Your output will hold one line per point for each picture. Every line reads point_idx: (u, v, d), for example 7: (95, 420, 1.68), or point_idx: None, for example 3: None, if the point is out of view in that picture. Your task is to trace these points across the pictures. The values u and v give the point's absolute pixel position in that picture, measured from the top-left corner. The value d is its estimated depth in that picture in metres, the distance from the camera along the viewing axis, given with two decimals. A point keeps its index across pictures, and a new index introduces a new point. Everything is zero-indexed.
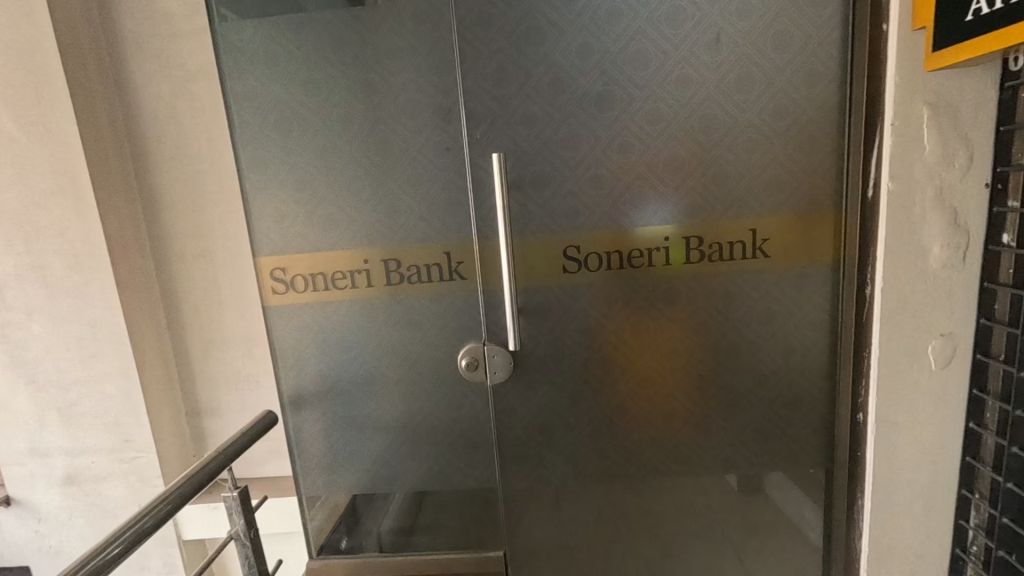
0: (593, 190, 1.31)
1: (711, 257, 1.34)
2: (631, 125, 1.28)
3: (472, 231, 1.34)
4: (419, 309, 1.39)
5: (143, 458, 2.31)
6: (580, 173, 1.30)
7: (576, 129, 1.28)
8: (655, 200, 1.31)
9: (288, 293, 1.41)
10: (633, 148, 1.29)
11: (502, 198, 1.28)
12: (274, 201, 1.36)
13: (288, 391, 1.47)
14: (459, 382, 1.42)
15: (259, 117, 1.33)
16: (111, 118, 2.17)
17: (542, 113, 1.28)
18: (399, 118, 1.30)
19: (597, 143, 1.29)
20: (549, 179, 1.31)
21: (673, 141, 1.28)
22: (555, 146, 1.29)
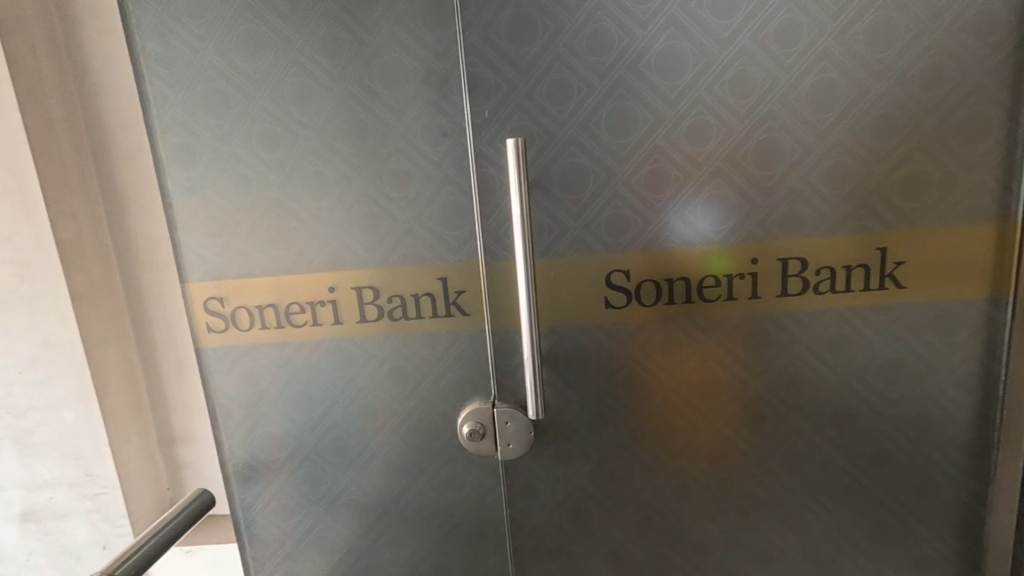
0: (652, 194, 0.92)
1: (818, 288, 0.93)
2: (708, 99, 0.88)
3: (477, 249, 0.96)
4: (405, 355, 1.02)
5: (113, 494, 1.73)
6: (631, 169, 0.91)
7: (627, 107, 0.89)
8: (741, 207, 0.91)
9: (229, 331, 1.04)
10: (710, 133, 0.89)
11: (522, 205, 0.86)
12: (207, 207, 0.99)
13: (233, 459, 1.10)
14: (459, 454, 1.04)
15: (182, 90, 0.95)
16: (56, 58, 1.63)
17: (578, 81, 0.89)
18: (375, 91, 0.92)
19: (657, 124, 0.89)
20: (587, 177, 0.92)
21: (769, 122, 0.88)
22: (595, 129, 0.90)
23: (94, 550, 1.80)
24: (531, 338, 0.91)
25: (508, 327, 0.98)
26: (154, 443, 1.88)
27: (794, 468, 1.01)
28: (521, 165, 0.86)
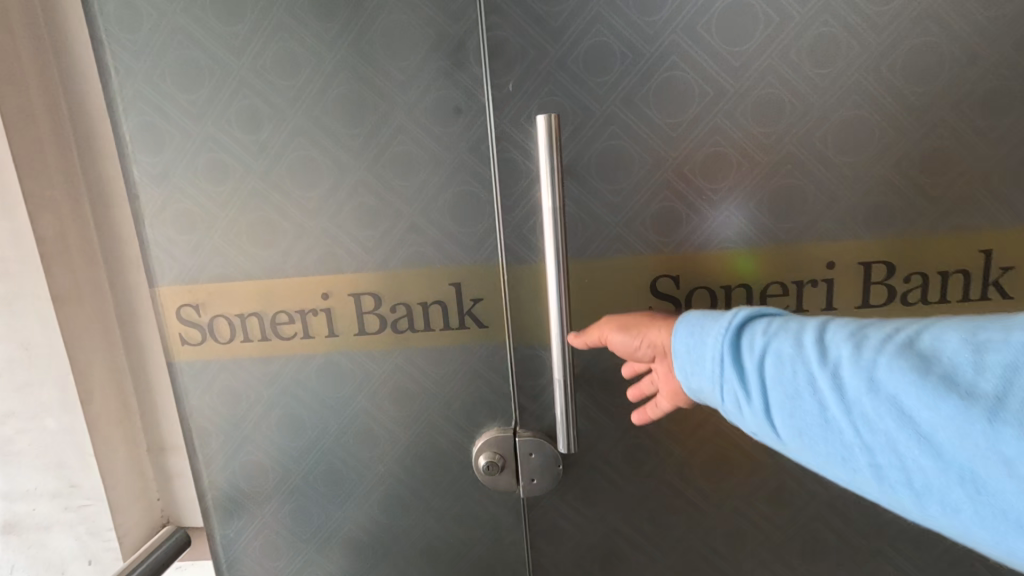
0: (709, 185, 0.76)
1: (908, 298, 0.77)
2: (780, 69, 0.72)
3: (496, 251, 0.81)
4: (410, 374, 0.87)
5: (101, 509, 1.36)
6: (685, 154, 0.75)
7: (681, 80, 0.73)
8: (817, 201, 0.76)
9: (206, 343, 0.89)
10: (781, 110, 0.73)
11: (554, 198, 0.72)
12: (179, 199, 0.84)
13: (212, 491, 0.95)
14: (473, 489, 0.90)
15: (146, 57, 0.79)
16: None
17: (622, 48, 0.73)
18: (376, 61, 0.77)
19: (718, 101, 0.74)
20: (632, 165, 0.76)
21: (854, 96, 0.72)
22: (641, 107, 0.74)
23: (76, 565, 1.43)
24: (561, 356, 0.77)
25: (533, 343, 0.83)
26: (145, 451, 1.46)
27: (867, 510, 0.86)
28: (554, 149, 0.71)
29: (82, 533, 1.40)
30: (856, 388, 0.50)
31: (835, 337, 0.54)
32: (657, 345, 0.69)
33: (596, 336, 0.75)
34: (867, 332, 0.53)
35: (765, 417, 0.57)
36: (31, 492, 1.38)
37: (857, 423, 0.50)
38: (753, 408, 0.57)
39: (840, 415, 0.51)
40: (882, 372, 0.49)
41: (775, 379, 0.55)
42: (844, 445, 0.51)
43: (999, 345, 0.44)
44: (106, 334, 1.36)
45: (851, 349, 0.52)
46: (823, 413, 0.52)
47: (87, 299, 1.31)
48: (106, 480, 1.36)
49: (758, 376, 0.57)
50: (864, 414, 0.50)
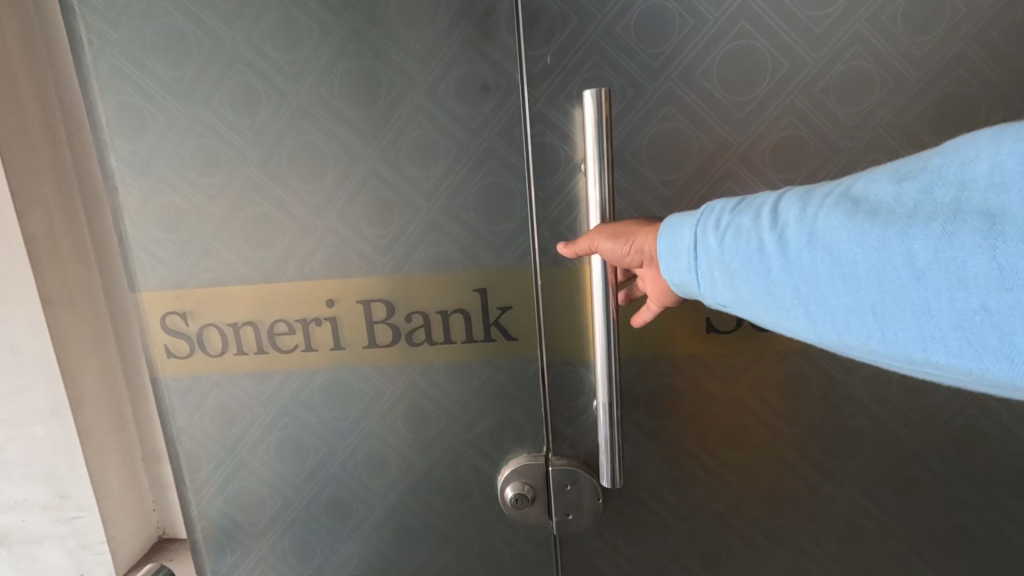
0: (780, 176, 0.65)
1: None
2: (870, 36, 0.61)
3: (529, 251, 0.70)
4: (428, 393, 0.76)
5: (93, 522, 0.98)
6: (752, 140, 0.65)
7: (750, 51, 0.63)
8: None
9: (195, 356, 0.78)
10: (870, 88, 0.62)
11: (601, 189, 0.63)
12: (163, 191, 0.73)
13: (202, 520, 0.85)
14: (498, 523, 0.79)
15: (124, 27, 0.69)
16: None
17: (681, 14, 0.62)
18: (391, 31, 0.66)
19: (794, 77, 0.63)
20: (690, 152, 0.65)
21: (958, 70, 0.61)
22: (701, 84, 0.64)
23: None
24: (606, 374, 0.66)
25: (570, 359, 0.72)
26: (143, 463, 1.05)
27: (953, 554, 0.74)
28: (603, 133, 0.63)
29: (75, 548, 1.00)
30: (803, 245, 0.44)
31: (786, 203, 0.47)
32: (647, 253, 0.58)
33: (586, 244, 0.63)
34: (817, 189, 0.46)
35: (725, 296, 0.50)
36: (24, 499, 0.97)
37: (808, 283, 0.44)
38: (718, 290, 0.50)
39: (795, 279, 0.45)
40: (833, 236, 0.42)
41: (733, 256, 0.48)
42: (796, 305, 0.45)
43: (931, 175, 0.39)
44: (101, 339, 0.98)
45: (800, 209, 0.45)
46: (777, 277, 0.46)
47: (82, 295, 0.94)
48: (96, 487, 0.97)
49: (719, 254, 0.49)
50: (816, 279, 0.44)
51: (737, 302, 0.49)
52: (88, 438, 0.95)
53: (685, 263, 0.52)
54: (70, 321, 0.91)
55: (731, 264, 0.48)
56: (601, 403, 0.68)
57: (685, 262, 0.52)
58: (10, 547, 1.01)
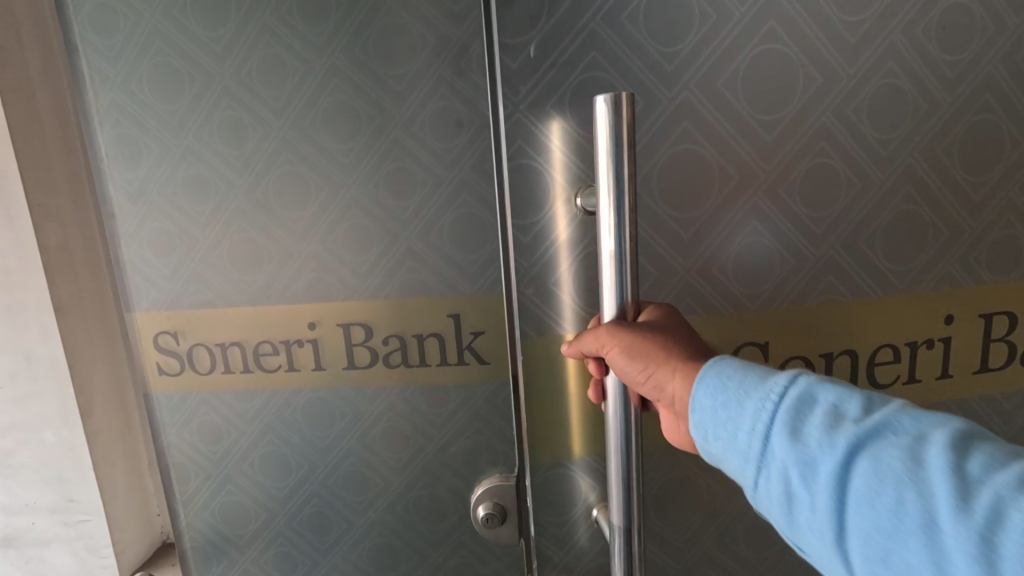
0: (808, 213, 0.73)
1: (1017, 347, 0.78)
2: (903, 49, 0.68)
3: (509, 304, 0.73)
4: (405, 414, 0.78)
5: (100, 526, 0.99)
6: (781, 168, 0.71)
7: (775, 54, 0.68)
8: (939, 233, 0.74)
9: (184, 373, 0.81)
10: (904, 111, 0.70)
11: (617, 212, 0.58)
12: (156, 217, 0.77)
13: (190, 532, 0.88)
14: (472, 542, 0.81)
15: (123, 64, 0.73)
16: None
17: (706, 11, 0.67)
18: (370, 68, 0.69)
19: (827, 94, 0.69)
20: (727, 176, 0.71)
21: (985, 96, 0.70)
22: (735, 105, 0.69)
23: None
24: (622, 477, 0.64)
25: (546, 390, 0.76)
26: (145, 470, 1.07)
27: None
28: (622, 144, 0.56)
29: (81, 552, 1.01)
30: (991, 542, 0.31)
31: (964, 464, 0.35)
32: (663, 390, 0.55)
33: (589, 344, 0.61)
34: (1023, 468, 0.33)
35: (842, 552, 0.38)
36: (33, 503, 0.98)
37: None
38: (827, 533, 0.39)
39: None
40: None
41: (867, 510, 0.37)
42: None
43: None
44: (112, 347, 1.00)
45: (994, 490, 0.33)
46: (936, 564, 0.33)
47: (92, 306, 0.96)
48: (104, 491, 0.98)
49: (852, 500, 0.37)
50: None
51: (827, 540, 0.39)
52: (96, 445, 0.97)
53: (741, 453, 0.44)
54: (80, 330, 0.93)
55: (835, 496, 0.38)
56: (618, 526, 0.66)
57: (739, 453, 0.44)
58: (18, 549, 1.01)
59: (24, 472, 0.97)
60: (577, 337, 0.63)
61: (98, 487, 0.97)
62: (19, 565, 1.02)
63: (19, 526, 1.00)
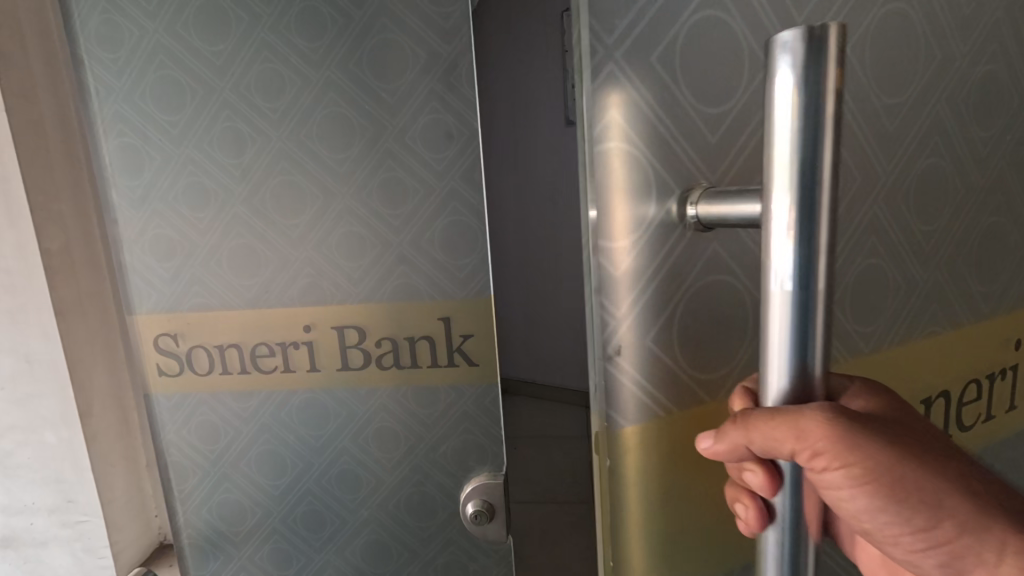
0: (920, 221, 0.74)
1: None
2: (1001, 40, 0.76)
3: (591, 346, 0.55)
4: (396, 415, 0.81)
5: (97, 527, 1.01)
6: (905, 166, 0.71)
7: (902, 26, 0.66)
8: (1011, 236, 0.85)
9: (183, 374, 0.84)
10: (993, 109, 0.78)
11: (806, 213, 0.37)
12: (158, 224, 0.80)
13: (187, 529, 0.90)
14: (461, 538, 0.83)
15: (127, 76, 0.76)
16: None
17: None
18: (363, 81, 0.72)
19: (938, 85, 0.72)
20: (853, 176, 0.67)
21: None
22: (864, 82, 0.65)
23: None
24: None
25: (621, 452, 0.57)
26: (142, 469, 1.09)
27: None
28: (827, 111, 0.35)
29: (79, 553, 1.03)
30: None
31: None
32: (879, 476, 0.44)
33: (782, 439, 0.41)
34: None
35: None
36: (31, 503, 1.00)
37: None
38: None
39: None
40: None
41: None
42: None
43: None
44: (111, 348, 1.03)
45: None
46: None
47: (92, 309, 0.99)
48: (102, 492, 1.01)
49: None
50: None
51: None
52: (94, 445, 0.99)
53: None
54: (80, 332, 0.96)
55: None
56: None
57: None
58: (17, 549, 1.03)
59: (23, 472, 0.98)
60: (745, 424, 0.43)
61: (95, 487, 1.00)
62: (18, 565, 1.04)
63: (17, 527, 1.01)
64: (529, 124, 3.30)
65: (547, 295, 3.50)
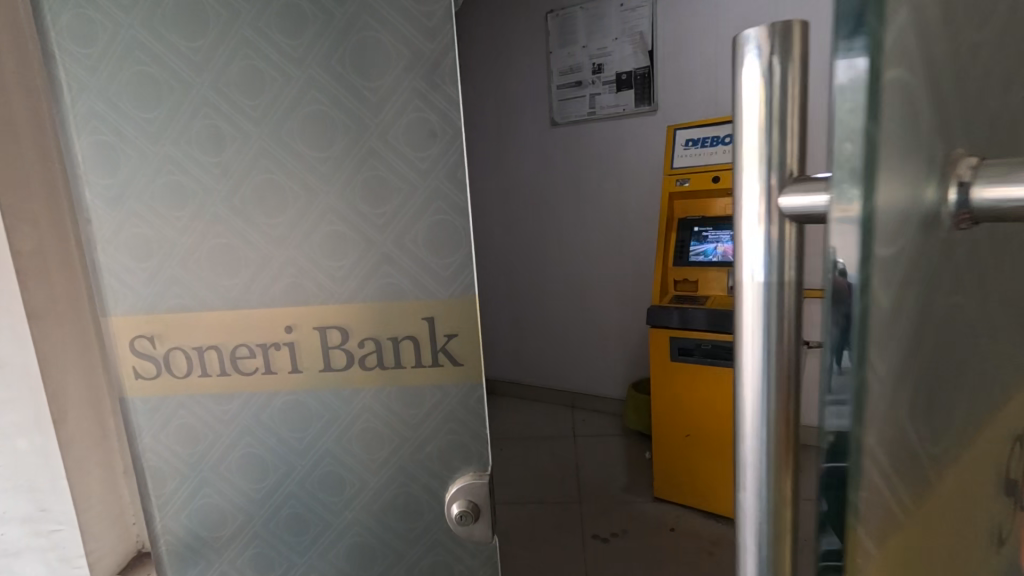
0: None
1: None
2: None
3: (737, 394, 0.39)
4: (380, 417, 0.81)
5: (73, 536, 0.99)
6: None
7: None
8: None
9: (161, 377, 0.82)
10: None
11: None
12: (134, 223, 0.78)
13: (166, 535, 0.88)
14: (447, 539, 0.83)
15: (101, 72, 0.74)
16: None
17: None
18: (344, 79, 0.71)
19: None
20: None
21: None
22: None
23: None
24: None
25: None
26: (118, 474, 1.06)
27: None
28: None
29: (53, 562, 1.00)
30: None
31: None
32: None
33: None
34: None
35: None
36: (3, 513, 0.96)
37: None
38: None
39: None
40: None
41: None
42: None
43: None
44: (87, 351, 1.01)
45: None
46: None
47: (67, 311, 0.96)
48: (77, 499, 0.98)
49: None
50: None
51: None
52: (70, 451, 0.97)
53: None
54: (55, 334, 0.94)
55: None
56: None
57: None
58: None
59: None
60: None
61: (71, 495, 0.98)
62: None
63: None
64: (514, 126, 3.32)
65: (532, 296, 3.51)
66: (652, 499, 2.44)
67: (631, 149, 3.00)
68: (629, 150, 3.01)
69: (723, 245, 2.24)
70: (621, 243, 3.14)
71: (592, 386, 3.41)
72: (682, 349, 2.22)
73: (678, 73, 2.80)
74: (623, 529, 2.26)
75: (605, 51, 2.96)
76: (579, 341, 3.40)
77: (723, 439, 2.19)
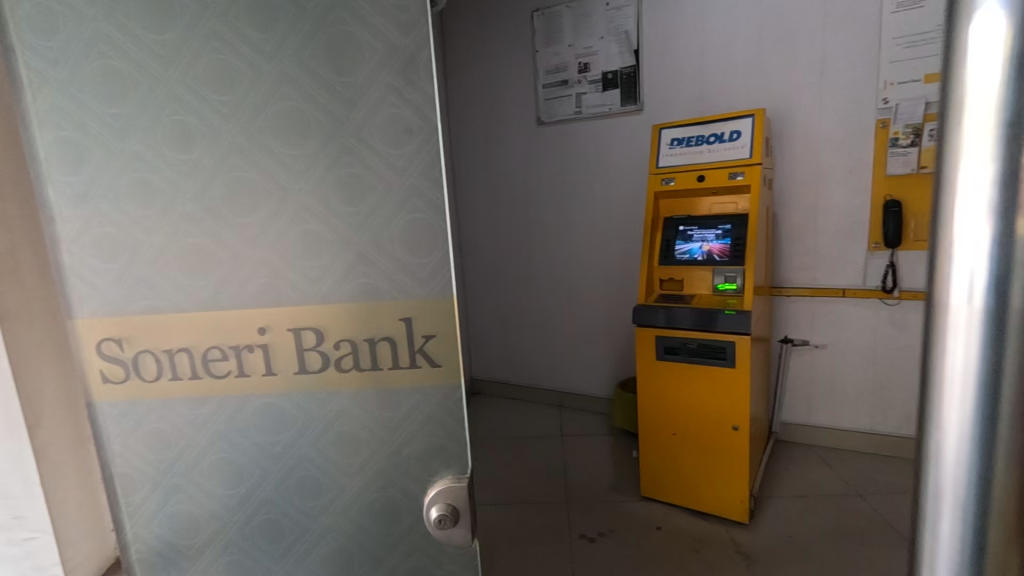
0: None
1: None
2: None
3: (945, 434, 0.46)
4: (357, 419, 0.79)
5: (49, 544, 0.96)
6: None
7: None
8: None
9: (130, 381, 0.80)
10: None
11: None
12: (100, 223, 0.76)
13: (136, 545, 0.86)
14: (427, 543, 0.81)
15: (63, 66, 0.72)
16: None
17: None
18: (318, 74, 0.70)
19: None
20: None
21: None
22: None
23: None
24: None
25: None
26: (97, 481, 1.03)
27: None
28: None
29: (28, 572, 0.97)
30: None
31: None
32: None
33: None
34: None
35: None
36: None
37: None
38: None
39: None
40: None
41: None
42: None
43: None
44: (59, 355, 0.98)
45: None
46: None
47: (40, 313, 0.94)
48: (52, 506, 0.95)
49: None
50: None
51: None
52: (43, 458, 0.93)
53: None
54: (26, 337, 0.91)
55: None
56: None
57: None
58: None
59: None
60: None
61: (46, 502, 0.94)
62: None
63: None
64: (501, 125, 3.30)
65: (519, 295, 3.50)
66: (639, 498, 2.44)
67: (617, 148, 3.00)
68: (615, 150, 3.01)
69: (708, 244, 2.24)
70: (607, 243, 3.14)
71: (579, 386, 3.41)
72: (667, 348, 2.22)
73: (663, 72, 2.81)
74: (610, 529, 2.25)
75: (591, 50, 2.96)
76: (566, 341, 3.40)
77: (708, 438, 2.20)
